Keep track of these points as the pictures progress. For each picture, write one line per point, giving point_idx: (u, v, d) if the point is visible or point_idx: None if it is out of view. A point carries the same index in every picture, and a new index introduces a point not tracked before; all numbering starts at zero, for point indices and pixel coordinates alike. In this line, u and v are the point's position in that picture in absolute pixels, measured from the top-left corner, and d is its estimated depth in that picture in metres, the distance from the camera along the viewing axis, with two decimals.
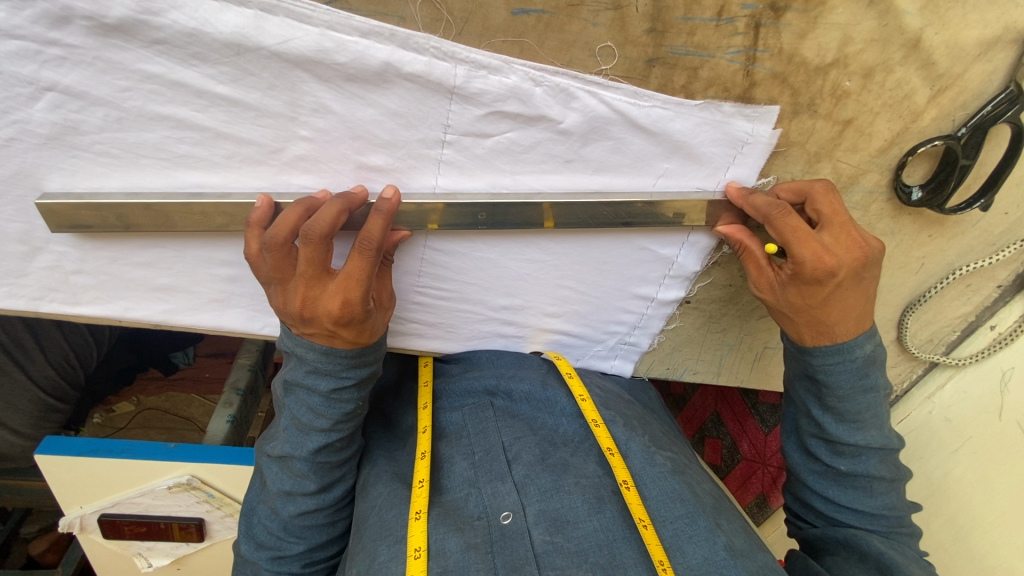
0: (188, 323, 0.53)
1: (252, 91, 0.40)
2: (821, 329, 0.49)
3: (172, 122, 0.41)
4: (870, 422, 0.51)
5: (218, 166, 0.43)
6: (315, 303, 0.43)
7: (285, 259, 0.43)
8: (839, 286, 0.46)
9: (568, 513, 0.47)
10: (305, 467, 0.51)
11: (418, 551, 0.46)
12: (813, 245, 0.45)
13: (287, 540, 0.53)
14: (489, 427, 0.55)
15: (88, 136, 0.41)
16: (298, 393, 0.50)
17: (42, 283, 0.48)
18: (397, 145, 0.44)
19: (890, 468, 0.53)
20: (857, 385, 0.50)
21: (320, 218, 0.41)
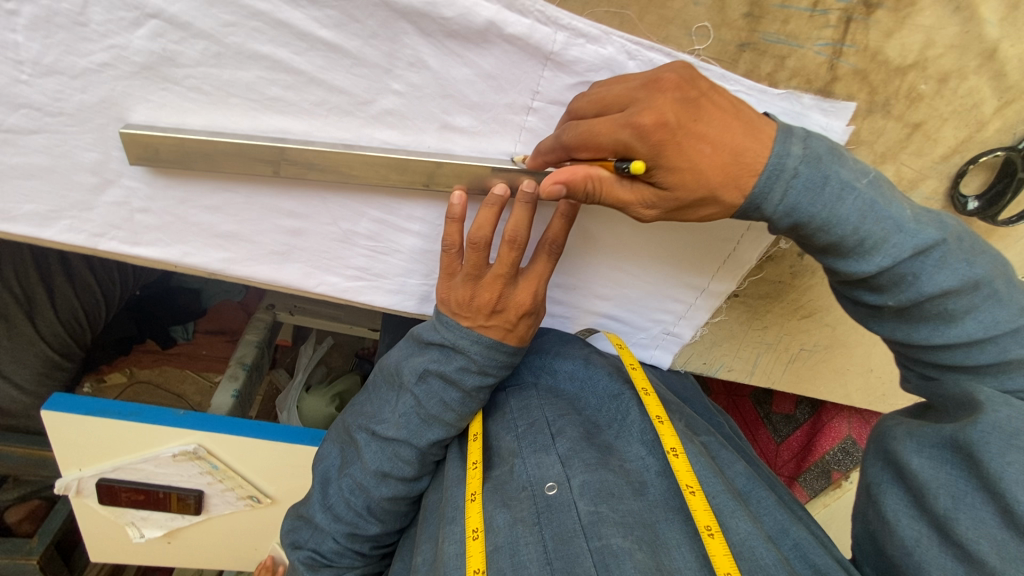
0: (244, 274, 0.52)
1: (354, 38, 0.40)
2: (738, 174, 0.40)
3: (268, 63, 0.41)
4: (883, 235, 0.41)
5: (304, 112, 0.43)
6: (508, 298, 0.48)
7: (481, 256, 0.47)
8: (683, 130, 0.38)
9: (613, 487, 0.46)
10: (417, 456, 0.52)
11: (476, 531, 0.46)
12: (609, 125, 0.39)
13: (367, 519, 0.54)
14: (533, 405, 0.55)
15: (183, 69, 0.40)
16: (434, 382, 0.50)
17: (106, 219, 0.47)
18: (485, 108, 0.44)
19: (949, 268, 0.41)
20: (834, 200, 0.40)
21: (519, 226, 0.45)
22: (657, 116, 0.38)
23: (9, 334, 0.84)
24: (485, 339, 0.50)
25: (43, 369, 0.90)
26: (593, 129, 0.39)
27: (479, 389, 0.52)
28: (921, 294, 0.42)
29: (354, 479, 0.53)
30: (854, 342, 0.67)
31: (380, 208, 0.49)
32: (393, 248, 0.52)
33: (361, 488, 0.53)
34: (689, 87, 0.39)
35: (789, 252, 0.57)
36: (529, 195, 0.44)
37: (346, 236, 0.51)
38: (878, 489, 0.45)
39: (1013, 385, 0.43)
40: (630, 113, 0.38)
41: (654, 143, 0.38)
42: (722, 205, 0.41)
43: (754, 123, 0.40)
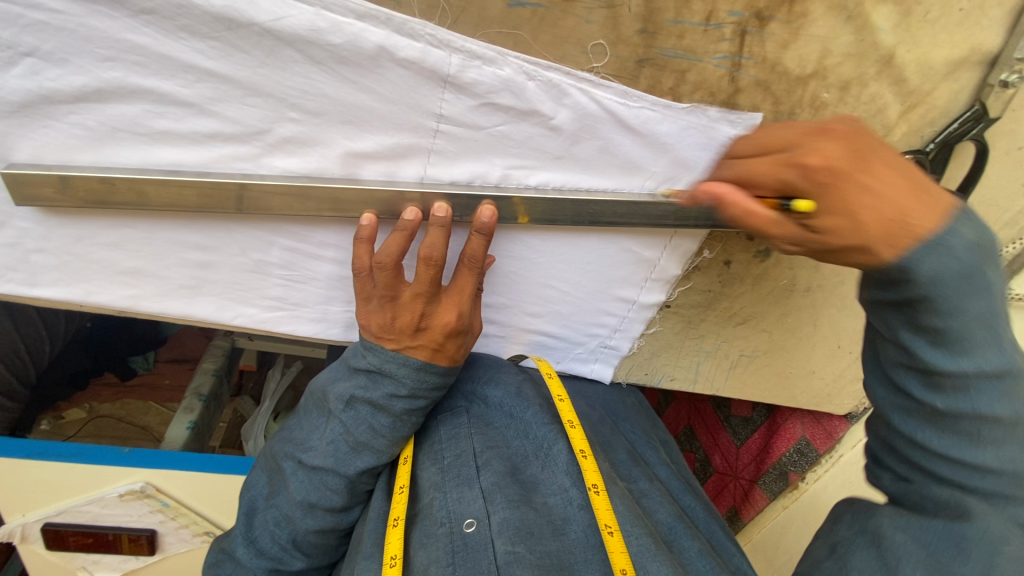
0: (155, 311, 0.50)
1: (242, 68, 0.39)
2: (900, 234, 0.35)
3: (154, 96, 0.39)
4: (983, 340, 0.37)
5: (198, 144, 0.42)
6: (430, 317, 0.47)
7: (395, 279, 0.46)
8: (848, 179, 0.35)
9: (532, 526, 0.46)
10: (344, 487, 0.50)
11: (395, 559, 0.45)
12: (775, 168, 0.38)
13: (294, 552, 0.52)
14: (463, 433, 0.54)
15: (63, 106, 0.39)
16: (361, 408, 0.49)
17: (0, 262, 0.45)
18: (387, 132, 0.43)
19: (1014, 402, 0.38)
20: (960, 281, 0.35)
21: (436, 244, 0.45)
22: (823, 158, 0.36)
23: None
24: (412, 361, 0.48)
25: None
26: (753, 169, 0.40)
27: (409, 412, 0.50)
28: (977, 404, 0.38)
29: (281, 510, 0.51)
30: (792, 345, 0.67)
31: (291, 237, 0.48)
32: (310, 276, 0.51)
33: (287, 520, 0.51)
34: (862, 142, 0.36)
35: (715, 262, 0.57)
36: (438, 220, 0.44)
37: (259, 267, 0.50)
38: (845, 552, 0.42)
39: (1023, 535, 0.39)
40: (794, 154, 0.38)
41: (819, 184, 0.36)
42: (873, 259, 0.36)
43: (932, 191, 0.36)
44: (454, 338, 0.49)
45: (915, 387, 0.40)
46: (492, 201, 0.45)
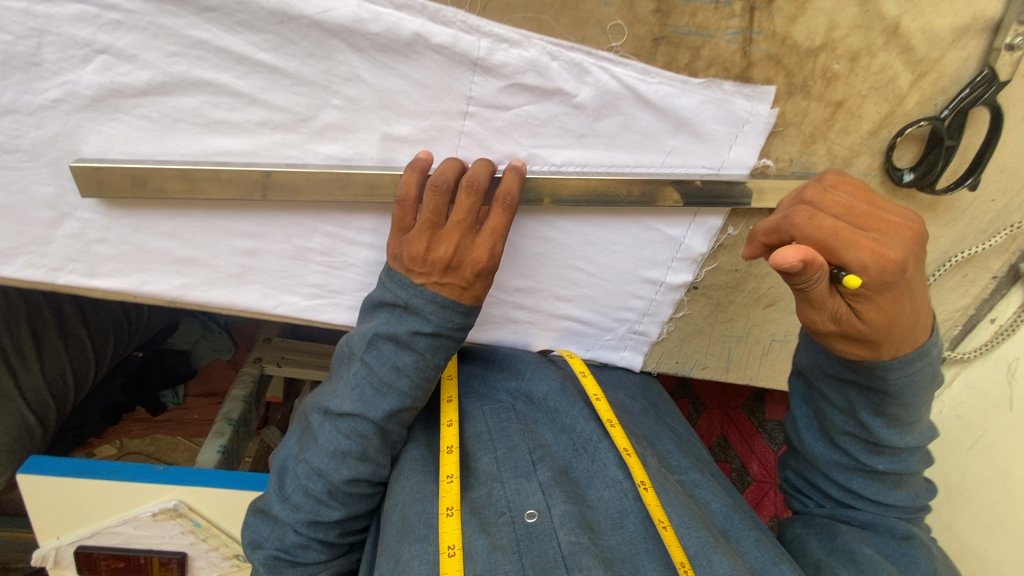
0: (202, 299, 0.53)
1: (291, 59, 0.42)
2: (904, 342, 0.44)
3: (212, 88, 0.43)
4: (922, 423, 0.49)
5: (249, 132, 0.45)
6: (465, 252, 0.47)
7: (439, 205, 0.46)
8: (905, 282, 0.41)
9: (591, 521, 0.47)
10: (372, 431, 0.51)
11: (452, 548, 0.45)
12: (867, 246, 0.40)
13: (327, 505, 0.52)
14: (512, 428, 0.55)
15: (130, 99, 0.43)
16: (384, 346, 0.50)
17: (64, 253, 0.49)
18: (422, 115, 0.46)
19: (923, 461, 0.52)
20: (922, 387, 0.47)
21: (475, 177, 0.46)
22: (902, 258, 0.40)
23: None
24: (441, 299, 0.49)
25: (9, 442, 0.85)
26: (842, 235, 0.40)
27: (432, 352, 0.50)
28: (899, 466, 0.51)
29: (313, 463, 0.52)
30: None
31: (331, 222, 0.51)
32: (347, 262, 0.53)
33: (319, 470, 0.51)
34: (924, 254, 0.42)
35: (741, 240, 0.57)
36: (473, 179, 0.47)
37: (300, 254, 0.52)
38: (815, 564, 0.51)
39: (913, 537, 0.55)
40: (877, 242, 0.40)
41: (882, 281, 0.41)
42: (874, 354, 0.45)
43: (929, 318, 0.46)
44: (482, 280, 0.49)
45: (860, 452, 0.52)
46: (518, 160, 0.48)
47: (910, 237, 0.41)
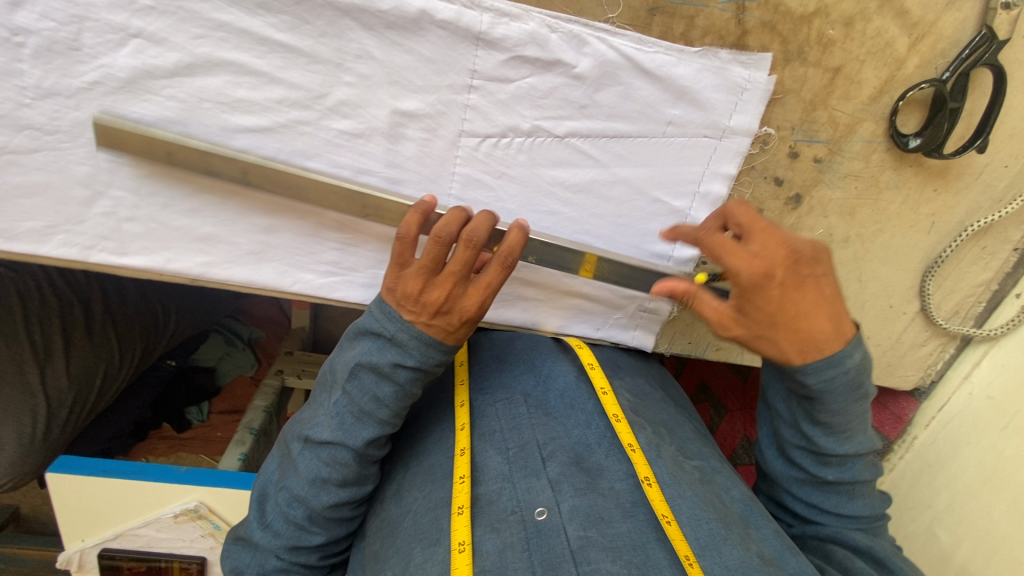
0: (222, 276, 0.56)
1: (306, 38, 0.45)
2: (806, 344, 0.48)
3: (234, 68, 0.46)
4: (859, 430, 0.52)
5: (268, 110, 0.48)
6: (457, 301, 0.48)
7: (436, 251, 0.47)
8: (783, 286, 0.46)
9: (602, 511, 0.49)
10: (352, 459, 0.51)
11: (463, 544, 0.47)
12: (742, 256, 0.46)
13: (308, 530, 0.53)
14: (523, 424, 0.58)
15: (160, 80, 0.46)
16: (365, 376, 0.50)
17: (97, 231, 0.52)
18: (429, 90, 0.48)
19: (872, 470, 0.55)
20: (850, 396, 0.50)
21: (478, 228, 0.47)
22: (767, 266, 0.45)
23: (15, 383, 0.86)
24: (426, 338, 0.49)
25: (29, 435, 0.88)
26: (723, 247, 0.47)
27: (411, 382, 0.51)
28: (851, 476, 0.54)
29: (293, 491, 0.52)
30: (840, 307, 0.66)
31: None
32: (361, 238, 0.55)
33: (298, 499, 0.52)
34: (805, 264, 0.46)
35: None
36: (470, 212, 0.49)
37: (315, 230, 0.54)
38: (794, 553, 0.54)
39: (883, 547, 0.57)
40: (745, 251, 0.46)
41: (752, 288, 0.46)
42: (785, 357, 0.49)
43: (842, 321, 0.48)
44: (466, 326, 0.51)
45: (812, 466, 0.55)
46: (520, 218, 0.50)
47: (786, 248, 0.46)
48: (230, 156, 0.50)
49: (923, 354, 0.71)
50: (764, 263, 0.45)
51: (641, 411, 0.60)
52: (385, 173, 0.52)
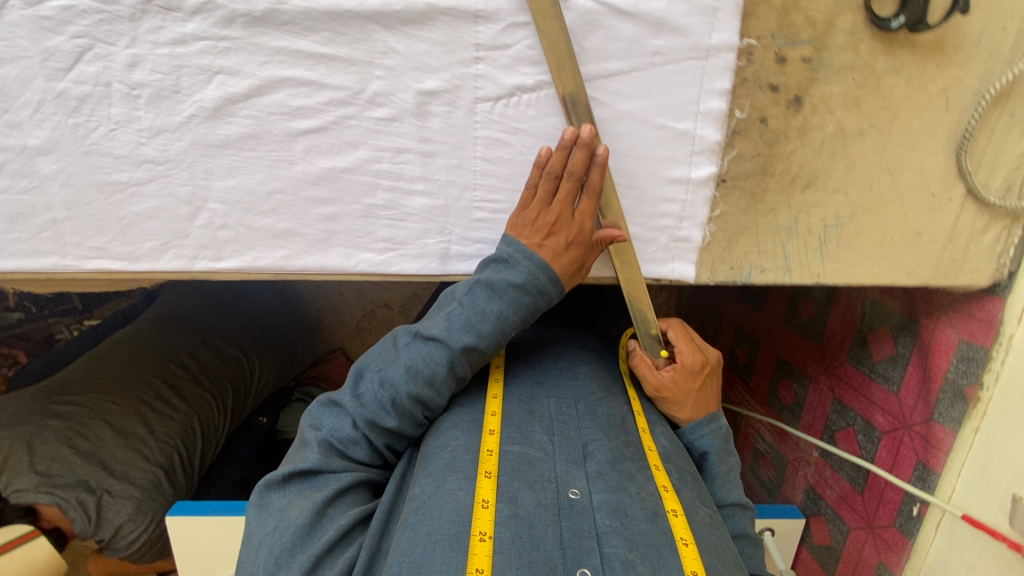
0: (299, 266, 0.65)
1: (343, 47, 0.57)
2: (700, 407, 0.84)
3: (292, 82, 0.58)
4: (737, 484, 0.81)
5: (319, 111, 0.59)
6: (559, 224, 0.61)
7: (548, 186, 0.60)
8: (703, 374, 0.83)
9: (626, 509, 0.64)
10: (448, 360, 0.64)
11: (486, 502, 0.61)
12: (689, 349, 0.84)
13: (387, 413, 0.66)
14: (571, 423, 0.76)
15: (238, 104, 0.58)
16: (481, 292, 0.63)
17: (199, 242, 0.64)
18: (445, 69, 0.58)
19: (752, 526, 0.79)
20: (723, 453, 0.82)
21: (574, 163, 0.59)
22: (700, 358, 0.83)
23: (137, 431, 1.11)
24: (536, 258, 0.62)
25: (154, 477, 1.09)
26: (680, 340, 0.85)
27: (512, 308, 0.63)
28: (739, 531, 0.78)
29: (388, 376, 0.66)
30: (878, 204, 0.66)
31: (389, 179, 0.62)
32: (406, 212, 0.63)
33: (393, 385, 0.66)
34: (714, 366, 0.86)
35: (751, 121, 0.61)
36: (584, 140, 0.57)
37: (369, 211, 0.63)
38: None
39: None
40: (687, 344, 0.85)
41: (689, 366, 0.82)
42: (684, 411, 0.84)
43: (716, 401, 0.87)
44: (571, 250, 0.64)
45: None
46: (604, 146, 0.59)
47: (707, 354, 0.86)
48: (294, 156, 0.60)
49: (988, 242, 0.68)
50: (698, 358, 0.84)
51: (670, 458, 0.77)
52: (419, 148, 0.61)
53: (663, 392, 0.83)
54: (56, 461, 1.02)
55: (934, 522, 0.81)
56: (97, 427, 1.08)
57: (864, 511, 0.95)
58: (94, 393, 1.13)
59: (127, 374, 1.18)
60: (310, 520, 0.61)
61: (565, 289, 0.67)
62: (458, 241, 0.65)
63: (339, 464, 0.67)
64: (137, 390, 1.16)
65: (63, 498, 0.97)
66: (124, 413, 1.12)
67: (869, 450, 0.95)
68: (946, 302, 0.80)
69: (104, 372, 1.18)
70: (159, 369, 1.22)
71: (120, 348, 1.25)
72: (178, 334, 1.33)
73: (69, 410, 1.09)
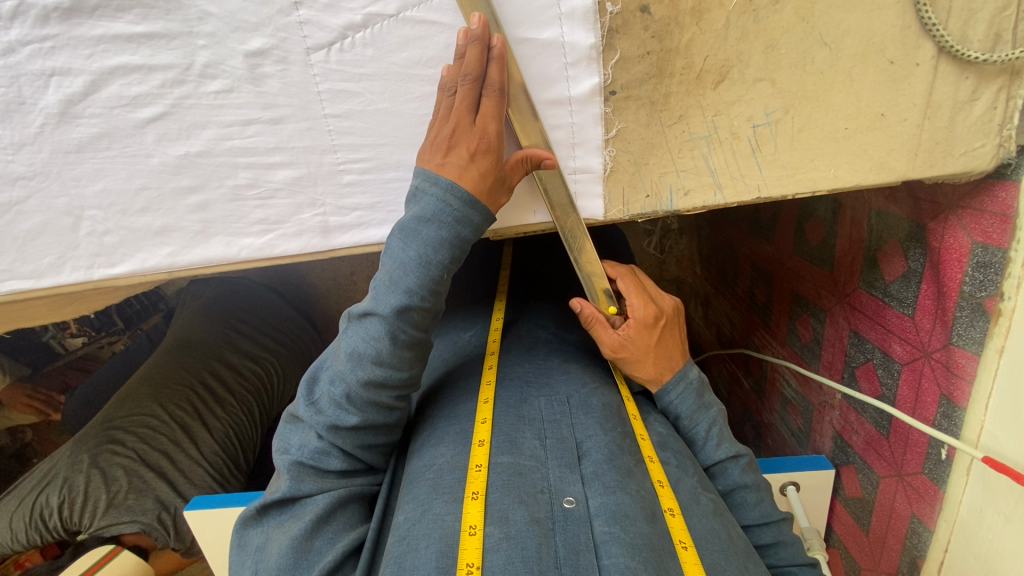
0: (188, 261, 0.64)
1: (159, 21, 0.52)
2: (667, 365, 0.73)
3: (122, 71, 0.54)
4: (721, 437, 0.70)
5: (157, 96, 0.55)
6: (456, 134, 0.51)
7: (445, 100, 0.51)
8: (661, 328, 0.73)
9: (627, 510, 0.54)
10: (389, 333, 0.53)
11: (473, 528, 0.53)
12: (642, 301, 0.73)
13: (346, 412, 0.55)
14: (563, 422, 0.66)
15: (80, 104, 0.56)
16: (394, 241, 0.53)
17: (90, 251, 0.64)
18: (266, 23, 0.52)
19: (753, 477, 0.69)
20: (698, 405, 0.71)
21: (467, 61, 0.49)
22: (655, 311, 0.73)
23: (184, 457, 1.15)
24: (441, 180, 0.52)
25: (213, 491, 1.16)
26: (631, 291, 0.74)
27: (434, 248, 0.53)
28: (738, 484, 0.68)
29: (336, 370, 0.56)
30: (819, 88, 0.53)
31: (245, 155, 0.58)
32: (271, 187, 0.60)
33: (341, 376, 0.55)
34: (673, 317, 0.76)
35: (629, 14, 0.50)
36: (475, 32, 0.48)
37: (235, 193, 0.60)
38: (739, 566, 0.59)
39: (764, 540, 0.67)
40: (639, 295, 0.74)
41: (641, 320, 0.72)
42: (647, 372, 0.73)
43: (686, 356, 0.76)
44: (479, 161, 0.52)
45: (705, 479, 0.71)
46: (500, 34, 0.50)
47: (665, 305, 0.76)
48: (149, 148, 0.58)
49: (980, 112, 0.53)
50: (651, 310, 0.73)
51: (666, 446, 0.68)
52: (266, 116, 0.56)
53: (621, 353, 0.72)
54: (130, 492, 1.09)
55: (964, 467, 0.67)
56: (152, 457, 1.13)
57: (891, 457, 0.81)
58: (137, 433, 1.14)
59: (159, 408, 1.18)
60: (292, 558, 0.53)
61: (490, 209, 0.55)
62: (333, 211, 0.62)
63: (314, 485, 0.57)
64: (175, 416, 1.18)
65: (147, 522, 1.07)
66: (171, 439, 1.16)
67: (890, 387, 0.81)
68: (953, 198, 0.64)
69: (140, 406, 1.19)
70: (190, 393, 1.22)
71: (146, 385, 1.23)
72: (196, 357, 1.30)
73: (124, 444, 1.12)
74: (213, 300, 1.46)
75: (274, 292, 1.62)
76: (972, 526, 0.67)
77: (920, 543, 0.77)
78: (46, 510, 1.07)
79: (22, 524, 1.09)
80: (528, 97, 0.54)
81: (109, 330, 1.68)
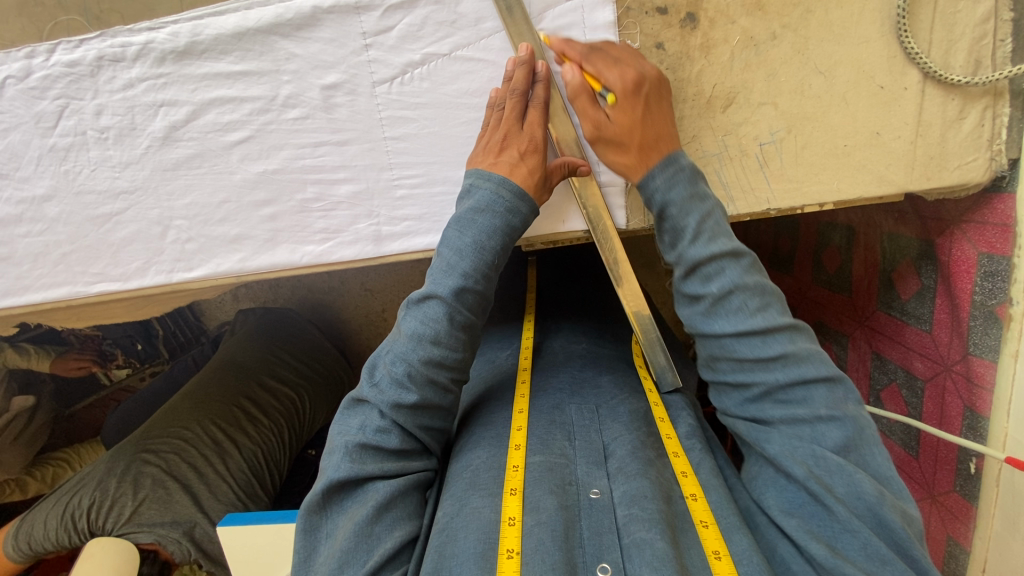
0: (255, 266, 0.72)
1: (253, 61, 0.63)
2: (655, 146, 0.56)
3: (219, 102, 0.65)
4: (712, 230, 0.55)
5: (244, 122, 0.66)
6: (507, 138, 0.59)
7: (496, 113, 0.60)
8: (648, 105, 0.56)
9: (647, 491, 0.55)
10: (447, 314, 0.58)
11: (513, 520, 0.54)
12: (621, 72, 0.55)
13: (406, 388, 0.57)
14: (592, 428, 0.66)
15: (181, 130, 0.66)
16: (451, 233, 0.59)
17: (173, 257, 0.72)
18: (340, 62, 0.62)
19: (755, 278, 0.55)
20: (691, 193, 0.56)
21: (516, 80, 0.58)
22: (640, 87, 0.55)
23: (211, 472, 1.18)
24: (494, 176, 0.59)
25: (235, 508, 1.15)
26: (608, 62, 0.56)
27: (486, 235, 0.58)
28: (736, 285, 0.54)
29: (395, 350, 0.59)
30: (818, 110, 0.59)
31: (314, 173, 0.68)
32: (334, 201, 0.69)
33: (400, 355, 0.59)
34: (659, 87, 0.57)
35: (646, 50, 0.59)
36: (523, 57, 0.58)
37: (302, 206, 0.69)
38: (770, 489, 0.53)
39: (771, 351, 0.53)
40: (620, 66, 0.56)
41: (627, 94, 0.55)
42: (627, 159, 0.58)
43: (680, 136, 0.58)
44: (527, 161, 0.59)
45: (697, 285, 0.56)
46: (544, 61, 0.59)
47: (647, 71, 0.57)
48: (233, 167, 0.68)
49: (969, 129, 0.59)
50: (636, 82, 0.55)
51: (693, 436, 0.65)
52: (334, 139, 0.66)
53: (602, 135, 0.57)
54: (154, 502, 1.11)
55: (993, 477, 0.67)
56: (182, 468, 1.17)
57: (923, 479, 0.80)
58: (172, 446, 1.21)
59: (195, 424, 1.25)
60: (353, 542, 0.53)
61: (536, 205, 0.61)
62: (386, 221, 0.69)
63: (376, 467, 0.57)
64: (208, 432, 1.24)
65: (161, 535, 1.04)
66: (201, 454, 1.20)
67: (915, 407, 0.81)
68: (956, 213, 0.69)
69: (180, 421, 1.26)
70: (225, 411, 1.29)
71: (188, 400, 1.32)
72: (240, 375, 1.39)
73: (158, 455, 1.18)
74: (261, 326, 1.58)
75: (314, 326, 1.71)
76: (1006, 540, 0.66)
77: (959, 567, 0.75)
78: (76, 512, 1.11)
79: (55, 526, 1.12)
80: (567, 116, 0.62)
81: (154, 360, 1.74)
